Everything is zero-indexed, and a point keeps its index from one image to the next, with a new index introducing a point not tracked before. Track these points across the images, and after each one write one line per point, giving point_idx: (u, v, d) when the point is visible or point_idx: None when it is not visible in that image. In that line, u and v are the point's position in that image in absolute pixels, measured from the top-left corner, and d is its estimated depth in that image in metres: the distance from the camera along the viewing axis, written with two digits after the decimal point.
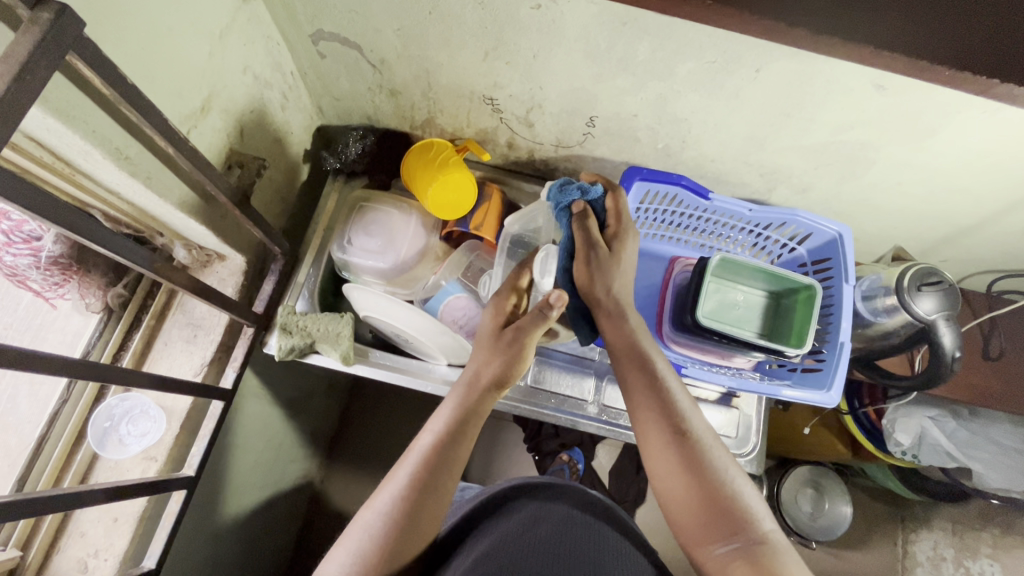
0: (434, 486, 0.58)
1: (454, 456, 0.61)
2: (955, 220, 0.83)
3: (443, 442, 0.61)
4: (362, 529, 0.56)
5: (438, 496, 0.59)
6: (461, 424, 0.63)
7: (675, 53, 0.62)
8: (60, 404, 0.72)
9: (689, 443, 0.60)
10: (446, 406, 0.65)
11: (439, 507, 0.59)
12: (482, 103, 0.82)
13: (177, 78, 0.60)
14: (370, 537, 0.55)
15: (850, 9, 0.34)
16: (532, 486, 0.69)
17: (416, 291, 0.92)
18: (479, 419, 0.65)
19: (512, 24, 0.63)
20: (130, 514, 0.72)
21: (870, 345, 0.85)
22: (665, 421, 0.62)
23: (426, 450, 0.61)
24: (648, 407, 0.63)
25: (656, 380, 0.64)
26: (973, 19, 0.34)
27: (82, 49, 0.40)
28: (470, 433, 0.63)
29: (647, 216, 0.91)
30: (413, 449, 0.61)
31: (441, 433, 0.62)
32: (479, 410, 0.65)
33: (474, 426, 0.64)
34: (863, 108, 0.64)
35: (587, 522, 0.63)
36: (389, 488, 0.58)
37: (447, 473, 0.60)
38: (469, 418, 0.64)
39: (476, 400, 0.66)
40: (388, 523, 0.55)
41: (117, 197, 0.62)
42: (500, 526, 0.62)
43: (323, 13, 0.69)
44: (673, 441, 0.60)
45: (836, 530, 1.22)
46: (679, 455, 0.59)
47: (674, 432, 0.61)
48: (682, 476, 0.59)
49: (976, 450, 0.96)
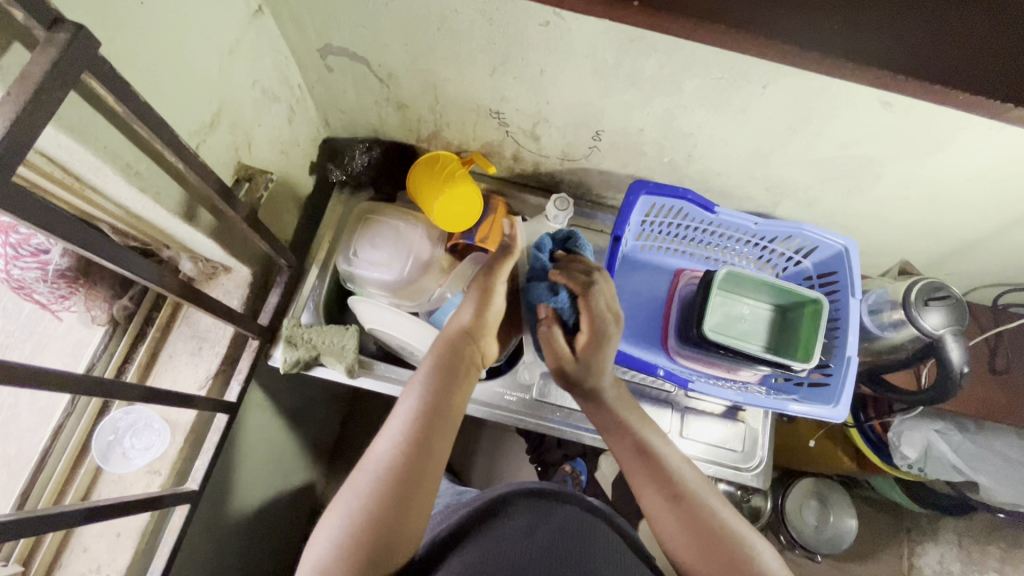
0: (424, 441, 0.59)
1: (441, 410, 0.62)
2: (960, 235, 0.83)
3: (430, 404, 0.62)
4: (357, 494, 0.56)
5: (432, 453, 0.59)
6: (445, 377, 0.65)
7: (683, 69, 0.62)
8: (64, 418, 0.72)
9: (687, 500, 0.62)
10: (429, 362, 0.67)
11: (435, 465, 0.59)
12: (488, 117, 0.82)
13: (187, 93, 0.60)
14: (366, 498, 0.55)
15: (865, 33, 0.34)
16: (528, 491, 0.67)
17: (421, 303, 0.91)
18: (465, 370, 0.68)
19: (521, 40, 0.64)
20: (133, 528, 0.71)
21: (877, 359, 0.85)
22: (658, 484, 0.64)
23: (413, 408, 0.61)
24: (641, 477, 0.65)
25: (642, 447, 0.67)
26: (991, 43, 0.34)
27: (97, 67, 0.40)
28: (456, 386, 0.65)
29: (653, 229, 0.91)
30: (399, 409, 0.62)
31: (426, 388, 0.64)
32: (461, 361, 0.68)
33: (458, 377, 0.66)
34: (871, 124, 0.65)
35: (585, 532, 0.62)
36: (379, 451, 0.59)
37: (439, 428, 0.61)
38: (453, 376, 0.66)
39: (457, 352, 0.68)
40: (381, 483, 0.56)
41: (125, 210, 0.62)
42: (495, 531, 0.60)
43: (333, 28, 0.69)
44: (670, 501, 0.63)
45: (841, 543, 1.21)
46: (678, 516, 0.62)
47: (670, 493, 0.63)
48: (686, 536, 0.61)
49: (982, 462, 0.95)
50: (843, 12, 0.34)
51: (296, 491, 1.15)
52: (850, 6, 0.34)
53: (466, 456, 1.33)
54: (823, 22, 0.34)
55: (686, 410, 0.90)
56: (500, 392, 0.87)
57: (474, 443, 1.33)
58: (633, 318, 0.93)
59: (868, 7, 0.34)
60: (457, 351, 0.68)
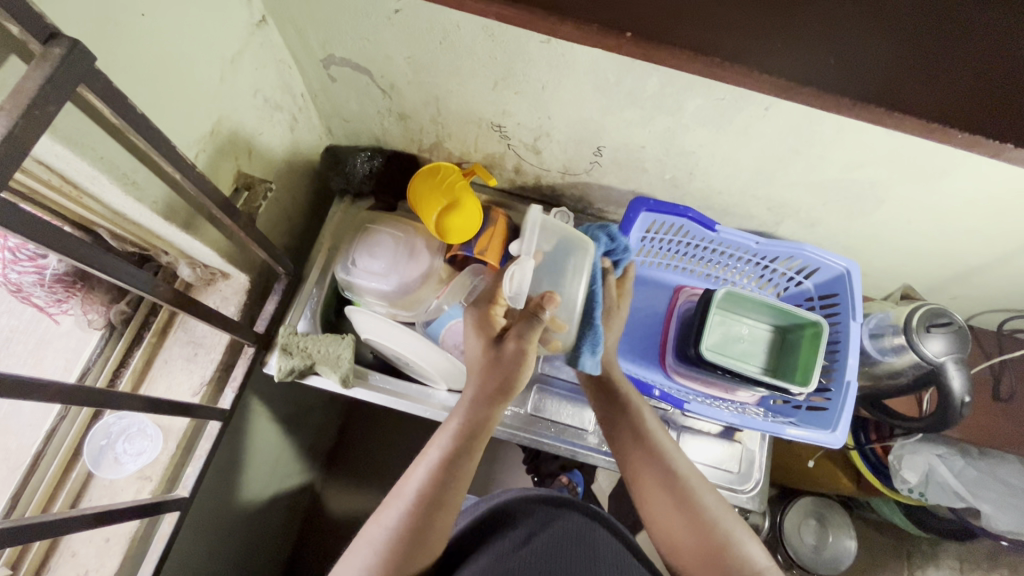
0: (437, 506, 0.57)
1: (459, 476, 0.59)
2: (964, 260, 0.82)
3: (447, 455, 0.60)
4: (368, 545, 0.55)
5: (445, 515, 0.58)
6: (466, 441, 0.61)
7: (684, 89, 0.62)
8: (58, 421, 0.71)
9: (669, 470, 0.64)
10: (454, 419, 0.63)
11: (443, 526, 0.58)
12: (490, 130, 0.82)
13: (188, 105, 0.60)
14: (377, 553, 0.54)
15: (862, 69, 0.34)
16: (528, 499, 0.68)
17: (418, 313, 0.92)
18: (489, 429, 0.63)
19: (521, 56, 0.64)
20: (122, 535, 0.71)
21: (877, 383, 0.83)
22: (646, 455, 0.66)
23: (432, 471, 0.59)
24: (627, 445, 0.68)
25: (638, 429, 0.68)
26: (992, 83, 0.33)
27: (93, 81, 0.41)
28: (475, 453, 0.61)
29: (653, 245, 0.90)
30: (419, 466, 0.60)
31: (447, 451, 0.60)
32: (485, 422, 0.63)
33: (481, 439, 0.62)
34: (876, 147, 0.64)
35: (583, 537, 0.62)
36: (394, 507, 0.57)
37: (453, 492, 0.59)
38: (476, 429, 0.62)
39: (481, 416, 0.63)
40: (393, 543, 0.54)
41: (123, 218, 0.62)
42: (496, 543, 0.60)
43: (335, 40, 0.69)
44: (655, 471, 0.65)
45: (841, 564, 1.19)
46: (671, 499, 0.62)
47: (656, 462, 0.65)
48: (680, 522, 0.61)
49: (985, 490, 0.93)
50: (839, 48, 0.34)
51: (292, 496, 1.14)
52: (846, 44, 0.34)
53: None
54: (818, 57, 0.34)
55: (682, 428, 0.89)
56: None
57: None
58: (631, 333, 0.93)
59: (865, 46, 0.34)
60: (483, 415, 0.63)
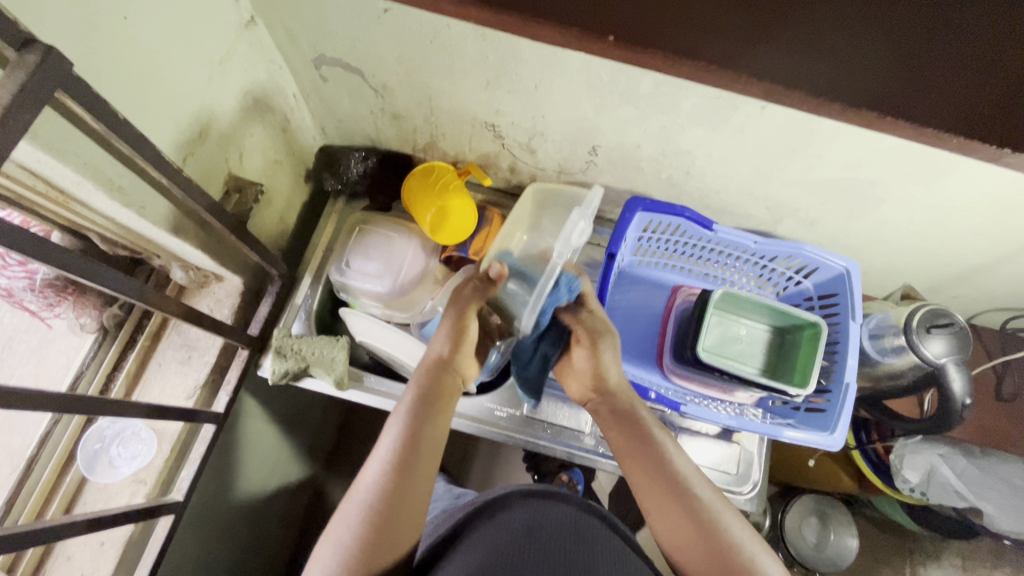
0: (408, 474, 0.58)
1: (424, 439, 0.61)
2: (967, 260, 0.81)
3: (412, 425, 0.61)
4: (345, 525, 0.55)
5: (419, 476, 0.58)
6: (424, 409, 0.63)
7: (679, 89, 0.61)
8: (52, 425, 0.71)
9: (686, 497, 0.61)
10: (409, 391, 0.65)
11: (420, 495, 0.58)
12: (484, 129, 0.81)
13: (175, 107, 0.60)
14: (353, 530, 0.54)
15: (851, 70, 0.33)
16: (522, 492, 0.67)
17: (414, 314, 0.89)
18: (445, 397, 0.66)
19: (514, 55, 0.62)
20: (117, 539, 0.71)
21: (877, 384, 0.82)
22: (666, 488, 0.61)
23: (394, 443, 0.60)
24: (644, 475, 0.63)
25: (639, 430, 0.66)
26: (985, 86, 0.32)
27: (70, 87, 0.40)
28: (435, 418, 0.63)
29: (651, 244, 0.89)
30: (384, 439, 0.61)
31: (406, 421, 0.62)
32: (439, 390, 0.66)
33: (439, 405, 0.65)
34: (875, 147, 0.62)
35: (580, 534, 0.61)
36: (365, 480, 0.58)
37: (422, 450, 0.60)
38: (433, 401, 0.64)
39: (435, 385, 0.66)
40: (368, 517, 0.54)
41: (112, 222, 0.62)
42: (486, 533, 0.60)
43: (324, 40, 0.68)
44: (668, 490, 0.61)
45: (841, 562, 1.18)
46: (673, 498, 0.61)
47: (678, 496, 0.61)
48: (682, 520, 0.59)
49: (988, 489, 0.92)
50: (829, 48, 0.33)
51: (291, 497, 1.14)
52: (837, 48, 0.33)
53: (462, 463, 1.32)
54: (807, 57, 0.33)
55: (679, 429, 0.88)
56: (490, 408, 0.87)
57: (469, 449, 1.33)
58: (628, 333, 0.92)
59: (853, 46, 0.33)
60: (437, 383, 0.66)
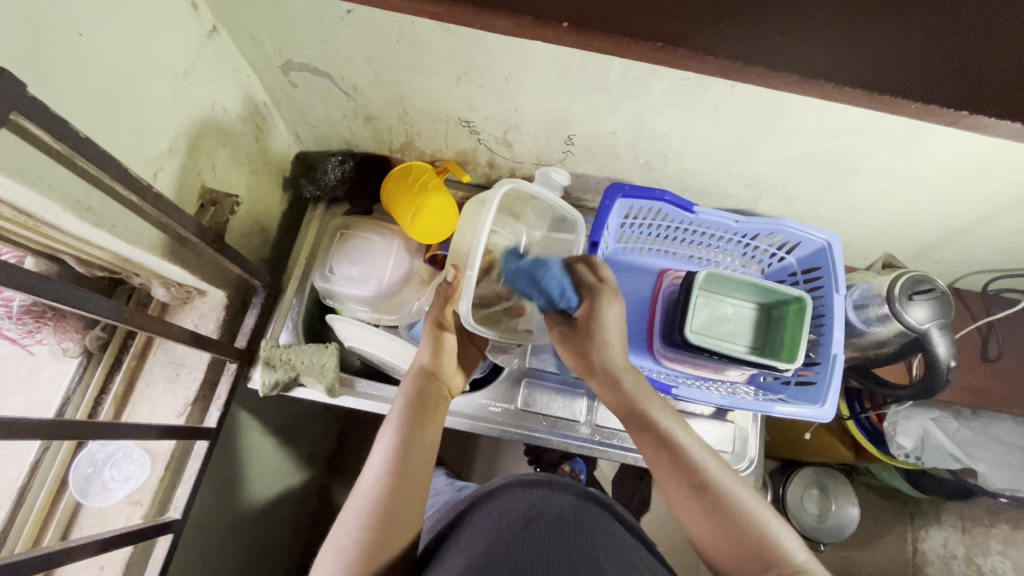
0: (402, 478, 0.57)
1: (418, 444, 0.61)
2: (945, 224, 0.82)
3: (405, 433, 0.61)
4: (343, 535, 0.54)
5: (414, 482, 0.58)
6: (415, 417, 0.63)
7: (649, 72, 0.61)
8: (42, 452, 0.71)
9: (688, 467, 0.60)
10: (399, 400, 0.65)
11: (417, 497, 0.57)
12: (459, 125, 0.80)
13: (139, 122, 0.59)
14: (353, 537, 0.53)
15: (803, 44, 0.34)
16: (517, 483, 0.66)
17: (401, 317, 0.88)
18: (436, 403, 0.66)
19: (481, 49, 0.62)
20: (117, 561, 0.71)
21: (865, 353, 0.83)
22: (675, 470, 0.60)
23: (389, 449, 0.60)
24: (659, 460, 0.61)
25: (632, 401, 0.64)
26: (930, 56, 0.34)
27: (26, 107, 0.39)
28: (426, 421, 0.63)
29: (633, 230, 0.89)
30: (377, 449, 0.61)
31: (398, 431, 0.61)
32: (430, 398, 0.66)
33: (430, 409, 0.65)
34: (846, 118, 0.63)
35: (578, 522, 0.60)
36: (361, 488, 0.57)
37: (417, 456, 0.60)
38: (424, 408, 0.64)
39: (426, 395, 0.66)
40: (368, 525, 0.54)
41: (86, 244, 0.61)
42: (482, 525, 0.59)
43: (290, 44, 0.67)
44: (670, 459, 0.61)
45: (842, 531, 1.20)
46: (676, 470, 0.60)
47: (688, 477, 0.60)
48: (687, 492, 0.59)
49: (981, 450, 0.91)
50: (783, 24, 0.34)
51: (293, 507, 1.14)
52: (791, 22, 0.34)
53: (463, 461, 1.32)
54: (763, 35, 0.34)
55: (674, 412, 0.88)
56: (485, 404, 0.87)
57: (470, 446, 1.33)
58: None
59: (804, 21, 0.34)
60: (428, 392, 0.66)
